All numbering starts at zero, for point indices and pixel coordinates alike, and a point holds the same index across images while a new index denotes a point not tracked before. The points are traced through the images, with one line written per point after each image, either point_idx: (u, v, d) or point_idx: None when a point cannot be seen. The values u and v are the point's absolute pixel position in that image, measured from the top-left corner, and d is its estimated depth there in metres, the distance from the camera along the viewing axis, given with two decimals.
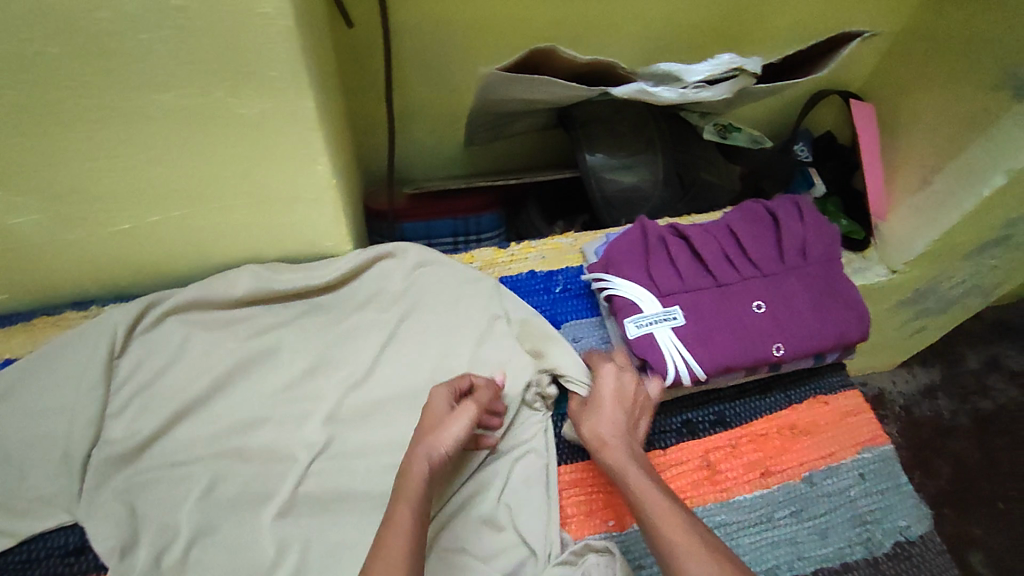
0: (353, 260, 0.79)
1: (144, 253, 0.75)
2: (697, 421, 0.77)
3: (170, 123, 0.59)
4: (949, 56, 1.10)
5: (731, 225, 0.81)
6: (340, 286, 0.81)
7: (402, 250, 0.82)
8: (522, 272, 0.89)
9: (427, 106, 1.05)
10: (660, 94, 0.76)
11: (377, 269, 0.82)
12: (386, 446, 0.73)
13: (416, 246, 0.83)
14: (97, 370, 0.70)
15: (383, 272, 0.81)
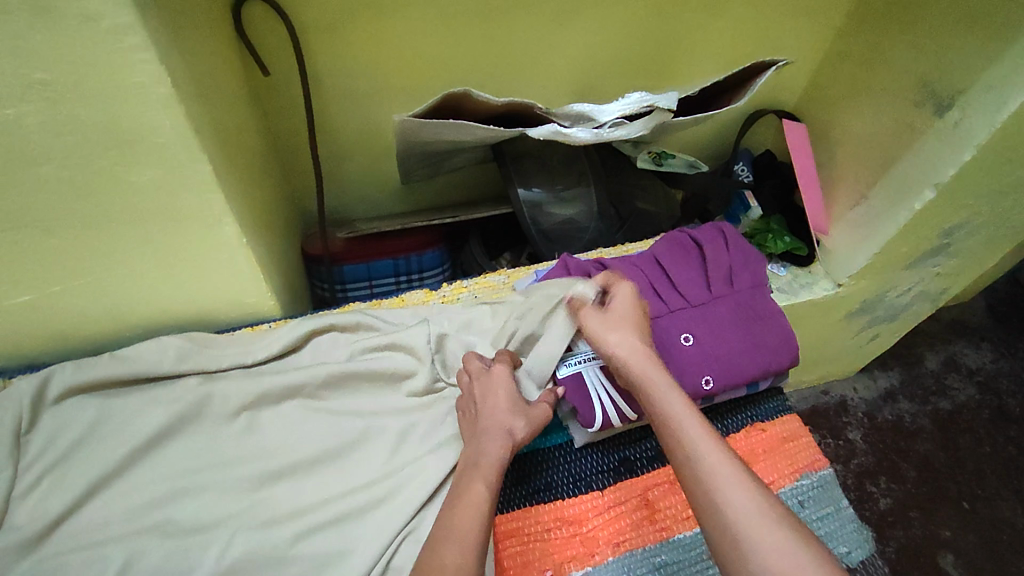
0: (294, 331, 0.78)
1: (50, 321, 0.73)
2: (635, 459, 0.77)
3: (55, 192, 0.58)
4: (864, 73, 1.14)
5: (657, 256, 0.81)
6: (280, 358, 0.79)
7: (344, 322, 0.81)
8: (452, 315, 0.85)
9: (358, 147, 1.05)
10: (574, 134, 0.75)
11: (320, 339, 0.80)
12: (319, 503, 0.69)
13: (354, 315, 0.82)
14: (1, 449, 0.67)
15: (323, 346, 0.80)
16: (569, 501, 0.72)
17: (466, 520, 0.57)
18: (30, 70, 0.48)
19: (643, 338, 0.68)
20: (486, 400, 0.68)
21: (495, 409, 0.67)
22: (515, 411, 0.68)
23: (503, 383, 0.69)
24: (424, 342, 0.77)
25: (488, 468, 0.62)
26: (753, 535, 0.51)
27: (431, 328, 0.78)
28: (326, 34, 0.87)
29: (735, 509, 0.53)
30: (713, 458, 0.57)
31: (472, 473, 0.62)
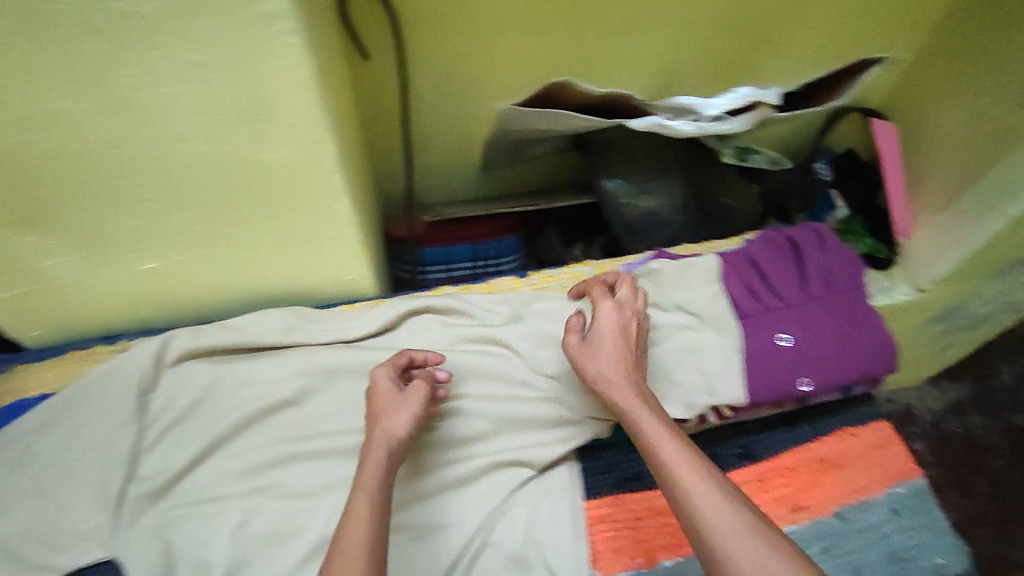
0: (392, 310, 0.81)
1: (170, 288, 0.78)
2: (723, 455, 0.76)
3: (194, 167, 0.62)
4: (965, 70, 1.09)
5: (752, 254, 0.80)
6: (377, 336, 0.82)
7: (437, 304, 0.82)
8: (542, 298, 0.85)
9: (444, 130, 1.06)
10: (677, 127, 0.73)
11: (413, 321, 0.83)
12: None
13: (444, 299, 0.83)
14: (128, 407, 0.74)
15: (417, 326, 0.82)
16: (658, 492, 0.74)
17: (350, 531, 0.52)
18: (189, 52, 0.51)
19: (621, 355, 0.65)
20: (370, 411, 0.63)
21: (377, 414, 0.62)
22: (393, 411, 0.62)
23: (378, 389, 0.65)
24: (522, 341, 0.79)
25: (371, 478, 0.57)
26: (731, 555, 0.49)
27: (530, 327, 0.81)
28: (425, 20, 0.89)
29: (710, 529, 0.50)
30: (693, 480, 0.53)
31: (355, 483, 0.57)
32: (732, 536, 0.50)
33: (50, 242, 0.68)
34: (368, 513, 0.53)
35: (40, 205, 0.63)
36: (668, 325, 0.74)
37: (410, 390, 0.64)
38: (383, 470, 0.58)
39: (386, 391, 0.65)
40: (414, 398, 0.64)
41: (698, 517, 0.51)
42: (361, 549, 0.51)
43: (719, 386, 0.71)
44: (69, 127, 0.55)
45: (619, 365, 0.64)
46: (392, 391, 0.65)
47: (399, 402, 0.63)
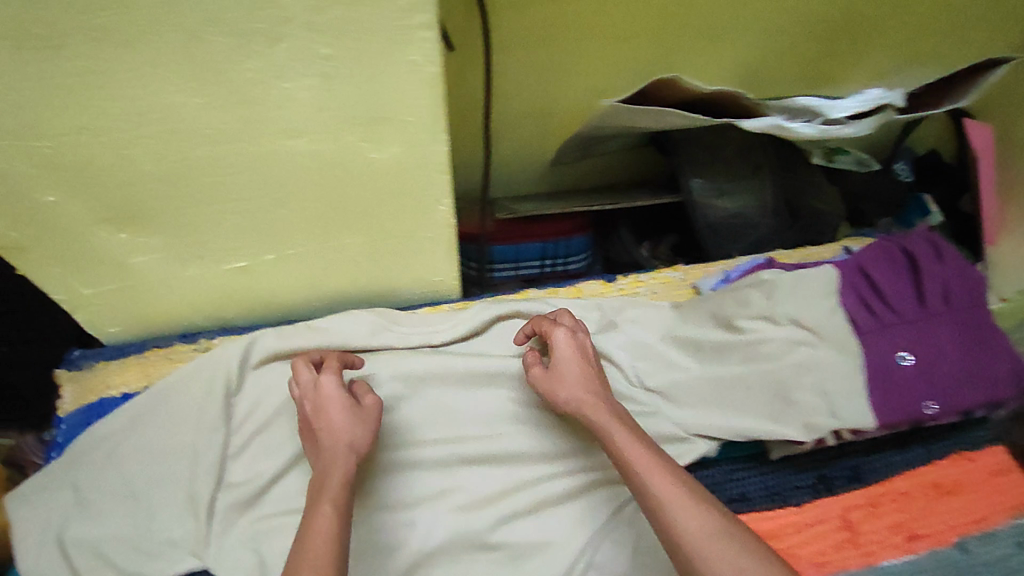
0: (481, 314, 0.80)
1: (256, 288, 0.75)
2: (833, 476, 0.72)
3: (301, 166, 0.59)
4: None
5: (863, 265, 0.76)
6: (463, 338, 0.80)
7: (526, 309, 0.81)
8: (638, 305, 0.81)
9: (519, 124, 1.00)
10: (799, 129, 0.68)
11: (499, 326, 0.82)
12: (509, 491, 0.70)
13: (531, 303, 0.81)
14: (215, 411, 0.72)
15: (506, 331, 0.81)
16: (765, 514, 0.70)
17: (317, 536, 0.51)
18: (320, 45, 0.48)
19: (589, 374, 0.66)
20: (320, 421, 0.61)
21: (330, 426, 0.60)
22: (344, 421, 0.61)
23: (328, 398, 0.62)
24: (619, 350, 0.76)
25: (334, 487, 0.55)
26: (710, 560, 0.48)
27: (626, 336, 0.77)
28: (513, 8, 0.85)
29: (689, 536, 0.50)
30: (666, 488, 0.53)
31: (318, 492, 0.55)
32: (708, 542, 0.49)
33: (142, 240, 0.65)
34: (332, 521, 0.52)
35: (140, 203, 0.60)
36: (780, 340, 0.71)
37: (366, 407, 0.63)
38: (347, 480, 0.57)
39: (336, 402, 0.62)
40: (354, 407, 0.63)
41: (675, 524, 0.51)
42: (331, 555, 0.49)
43: (844, 408, 0.67)
44: (181, 122, 0.52)
45: (589, 385, 0.65)
46: (343, 402, 0.63)
47: (349, 412, 0.62)
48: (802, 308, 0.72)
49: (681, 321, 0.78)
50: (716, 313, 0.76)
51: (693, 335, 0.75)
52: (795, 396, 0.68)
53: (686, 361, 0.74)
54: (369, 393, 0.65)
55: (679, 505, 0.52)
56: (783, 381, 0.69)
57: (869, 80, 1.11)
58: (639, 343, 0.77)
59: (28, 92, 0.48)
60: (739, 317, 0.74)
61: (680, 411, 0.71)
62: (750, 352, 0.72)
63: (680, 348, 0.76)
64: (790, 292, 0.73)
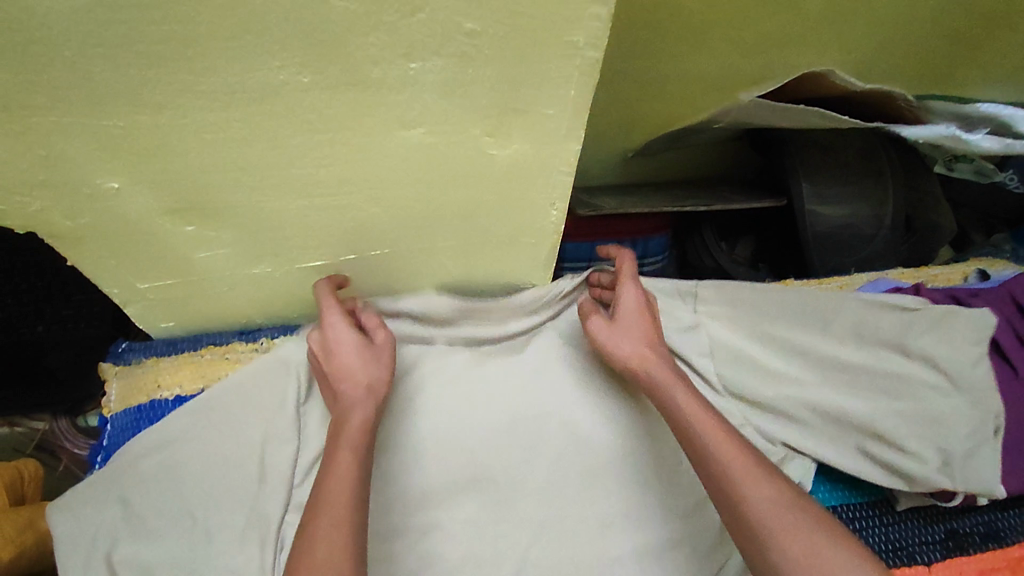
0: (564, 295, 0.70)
1: (328, 290, 0.67)
2: (965, 533, 0.65)
3: (406, 161, 0.50)
4: None
5: (1014, 293, 0.67)
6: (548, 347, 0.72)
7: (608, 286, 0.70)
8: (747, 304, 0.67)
9: (616, 110, 0.90)
10: (977, 142, 0.59)
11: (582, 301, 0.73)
12: (605, 528, 0.63)
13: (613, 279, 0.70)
14: (288, 423, 0.65)
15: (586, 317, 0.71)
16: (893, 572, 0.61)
17: (339, 489, 0.49)
18: (465, 17, 0.40)
19: (651, 334, 0.61)
20: (331, 362, 0.58)
21: (344, 367, 0.57)
22: (358, 361, 0.58)
23: (341, 337, 0.58)
24: (704, 357, 0.66)
25: (354, 433, 0.53)
26: (773, 529, 0.46)
27: (709, 337, 0.67)
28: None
29: (755, 503, 0.47)
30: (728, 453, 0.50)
31: (335, 438, 0.53)
32: (778, 513, 0.46)
33: (212, 234, 0.56)
34: (352, 473, 0.50)
35: (216, 194, 0.51)
36: (917, 380, 0.61)
37: (379, 344, 0.60)
38: (368, 424, 0.55)
39: (349, 340, 0.58)
40: (363, 351, 0.58)
41: (739, 491, 0.48)
42: (351, 505, 0.48)
43: (960, 469, 0.57)
44: (281, 104, 0.44)
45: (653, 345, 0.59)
46: (356, 341, 0.59)
47: (364, 354, 0.58)
48: (953, 350, 0.61)
49: (785, 324, 0.66)
50: (836, 326, 0.65)
51: (812, 351, 0.64)
52: (900, 440, 0.60)
53: (788, 374, 0.65)
54: (382, 327, 0.61)
55: (741, 472, 0.49)
56: (913, 430, 0.60)
57: (987, 81, 1.01)
58: (730, 348, 0.66)
59: (108, 59, 0.40)
60: (867, 342, 0.64)
61: (770, 428, 0.65)
62: (880, 390, 0.62)
63: (782, 356, 0.66)
64: (948, 327, 0.61)
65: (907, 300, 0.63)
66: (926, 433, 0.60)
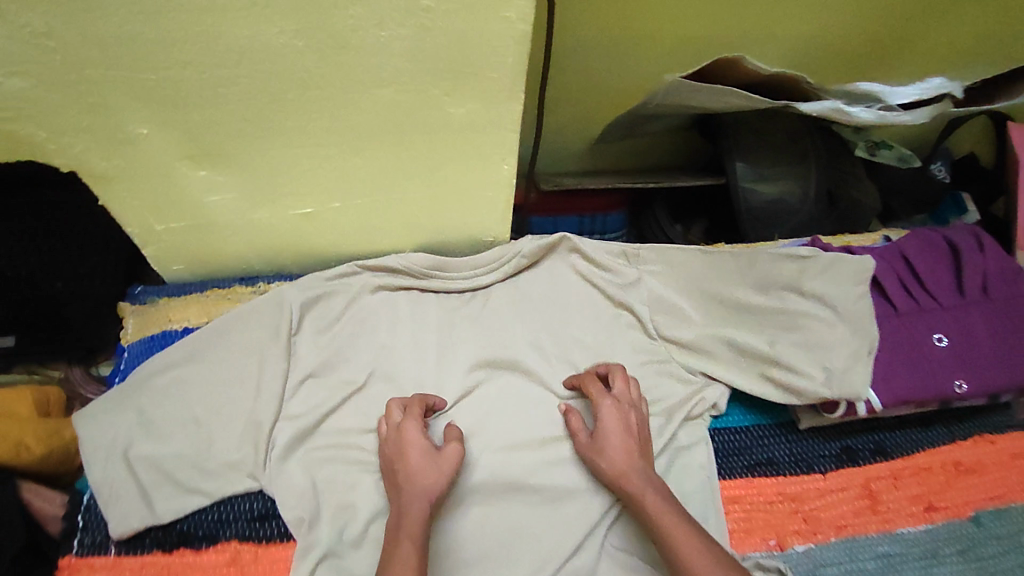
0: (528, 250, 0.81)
1: (316, 237, 0.78)
2: (857, 448, 0.76)
3: (380, 116, 0.62)
4: None
5: (905, 251, 0.77)
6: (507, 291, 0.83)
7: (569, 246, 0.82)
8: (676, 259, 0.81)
9: (572, 105, 1.01)
10: (856, 114, 0.71)
11: (547, 261, 0.84)
12: (551, 440, 0.73)
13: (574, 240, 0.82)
14: (280, 349, 0.74)
15: (551, 270, 0.83)
16: (790, 478, 0.73)
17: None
18: None
19: (628, 448, 0.67)
20: (399, 463, 0.65)
21: (408, 469, 0.64)
22: (421, 464, 0.65)
23: (411, 442, 0.66)
24: (643, 305, 0.81)
25: (413, 526, 0.60)
26: None
27: (647, 290, 0.81)
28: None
29: None
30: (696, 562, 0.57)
31: (397, 532, 0.60)
32: None
33: (221, 178, 0.67)
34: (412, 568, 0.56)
35: (226, 142, 0.63)
36: (802, 314, 0.74)
37: (445, 452, 0.67)
38: (423, 520, 0.61)
39: (417, 446, 0.66)
40: (433, 455, 0.66)
41: None
42: None
43: (839, 382, 0.69)
44: (279, 63, 0.56)
45: (630, 456, 0.66)
46: (423, 447, 0.66)
47: (428, 459, 0.65)
48: (830, 286, 0.73)
49: (707, 275, 0.79)
50: (743, 278, 0.77)
51: (721, 295, 0.78)
52: (792, 364, 0.72)
53: (703, 316, 0.79)
54: (453, 439, 0.68)
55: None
56: (801, 355, 0.72)
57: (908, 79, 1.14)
58: (661, 296, 0.80)
59: (147, 23, 0.52)
60: (767, 286, 0.76)
61: (689, 361, 0.78)
62: (777, 325, 0.75)
63: (702, 302, 0.79)
64: (826, 268, 0.74)
65: (799, 250, 0.75)
66: (811, 354, 0.72)
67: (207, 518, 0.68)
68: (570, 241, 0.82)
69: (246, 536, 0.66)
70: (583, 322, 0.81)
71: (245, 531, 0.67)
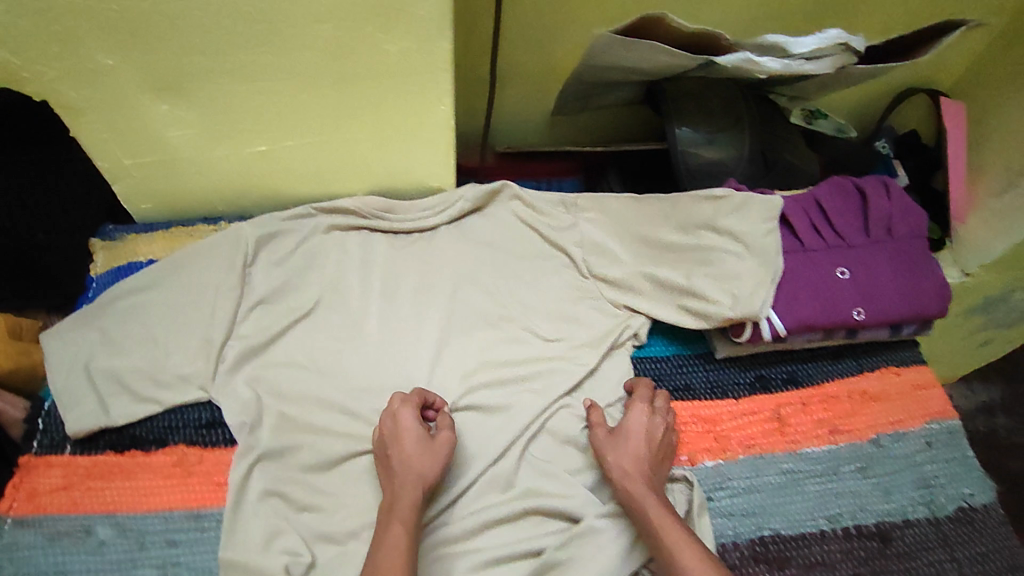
0: (470, 195, 0.86)
1: (272, 177, 0.84)
2: (770, 377, 0.80)
3: (323, 51, 0.68)
4: None
5: (819, 197, 0.81)
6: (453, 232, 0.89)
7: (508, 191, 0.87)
8: (611, 204, 0.85)
9: (524, 72, 1.03)
10: (765, 63, 0.77)
11: (490, 208, 0.89)
12: (487, 364, 0.77)
13: (512, 186, 0.87)
14: (235, 277, 0.79)
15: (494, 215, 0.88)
16: (706, 402, 0.78)
17: (390, 564, 0.57)
18: None
19: (643, 456, 0.68)
20: (394, 448, 0.66)
21: (402, 456, 0.65)
22: (416, 453, 0.65)
23: (406, 429, 0.67)
24: (576, 247, 0.86)
25: (404, 510, 0.62)
26: None
27: (582, 235, 0.86)
28: None
29: None
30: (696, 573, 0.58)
31: (388, 513, 0.62)
32: None
33: (180, 112, 0.73)
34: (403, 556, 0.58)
35: (183, 74, 0.69)
36: (717, 248, 0.79)
37: (439, 439, 0.67)
38: (415, 506, 0.63)
39: (413, 434, 0.66)
40: (427, 446, 0.66)
41: None
42: None
43: (745, 303, 0.75)
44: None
45: (641, 464, 0.68)
46: (418, 434, 0.67)
47: (423, 447, 0.66)
48: (741, 223, 0.79)
49: (635, 222, 0.85)
50: (667, 219, 0.83)
51: (646, 235, 0.84)
52: (705, 291, 0.78)
53: (629, 257, 0.84)
54: (448, 427, 0.68)
55: None
56: (714, 285, 0.78)
57: None
58: (593, 240, 0.85)
59: None
60: (689, 228, 0.81)
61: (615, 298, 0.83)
62: (696, 259, 0.81)
63: (628, 248, 0.85)
64: (738, 206, 0.80)
65: (715, 192, 0.80)
66: (723, 283, 0.78)
67: (156, 425, 0.72)
68: (511, 188, 0.88)
69: (194, 441, 0.71)
70: (520, 261, 0.85)
71: (194, 436, 0.71)
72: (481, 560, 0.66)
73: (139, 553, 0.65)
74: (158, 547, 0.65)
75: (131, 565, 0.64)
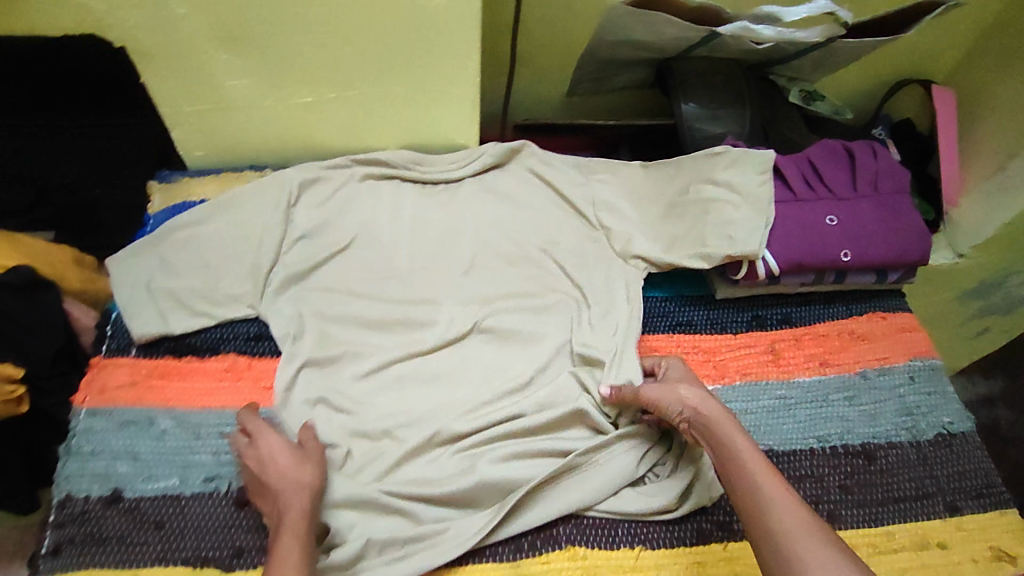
0: (493, 152, 0.94)
1: (315, 129, 0.93)
2: (766, 317, 0.87)
3: (368, 6, 0.78)
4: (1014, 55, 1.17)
5: (811, 155, 0.89)
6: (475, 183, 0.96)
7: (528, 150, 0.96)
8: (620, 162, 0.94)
9: (542, 50, 1.14)
10: (760, 31, 0.88)
11: (510, 165, 0.96)
12: (504, 297, 0.85)
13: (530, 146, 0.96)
14: (279, 215, 0.86)
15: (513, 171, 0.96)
16: (705, 336, 0.85)
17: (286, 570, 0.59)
18: None
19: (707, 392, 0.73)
20: (266, 470, 0.67)
21: (277, 471, 0.66)
22: (290, 464, 0.67)
23: (273, 448, 0.68)
24: (587, 202, 0.93)
25: (296, 521, 0.63)
26: (805, 554, 0.57)
27: (594, 191, 0.94)
28: None
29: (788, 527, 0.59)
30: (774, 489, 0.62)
31: (279, 526, 0.63)
32: (802, 536, 0.58)
33: (238, 62, 0.83)
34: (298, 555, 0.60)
35: (244, 25, 0.78)
36: (716, 198, 0.87)
37: (308, 448, 0.70)
38: (307, 512, 0.64)
39: (282, 450, 0.68)
40: (298, 457, 0.68)
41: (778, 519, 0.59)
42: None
43: (744, 242, 0.83)
44: None
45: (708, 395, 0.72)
46: (288, 449, 0.68)
47: (294, 457, 0.68)
48: (737, 175, 0.87)
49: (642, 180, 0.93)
50: (671, 175, 0.91)
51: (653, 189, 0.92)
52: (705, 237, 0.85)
53: (635, 210, 0.92)
54: (311, 436, 0.71)
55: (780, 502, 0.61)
56: (715, 229, 0.86)
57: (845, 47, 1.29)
58: (603, 194, 0.93)
59: None
60: (691, 182, 0.89)
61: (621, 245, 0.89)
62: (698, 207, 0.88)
63: (635, 202, 0.93)
64: (735, 159, 0.87)
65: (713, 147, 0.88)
66: (723, 227, 0.85)
67: (209, 336, 0.80)
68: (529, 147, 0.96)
69: (243, 349, 0.80)
70: (535, 211, 0.93)
71: (243, 346, 0.80)
72: (500, 456, 0.72)
73: (196, 441, 0.73)
74: (213, 437, 0.74)
75: (189, 451, 0.72)
